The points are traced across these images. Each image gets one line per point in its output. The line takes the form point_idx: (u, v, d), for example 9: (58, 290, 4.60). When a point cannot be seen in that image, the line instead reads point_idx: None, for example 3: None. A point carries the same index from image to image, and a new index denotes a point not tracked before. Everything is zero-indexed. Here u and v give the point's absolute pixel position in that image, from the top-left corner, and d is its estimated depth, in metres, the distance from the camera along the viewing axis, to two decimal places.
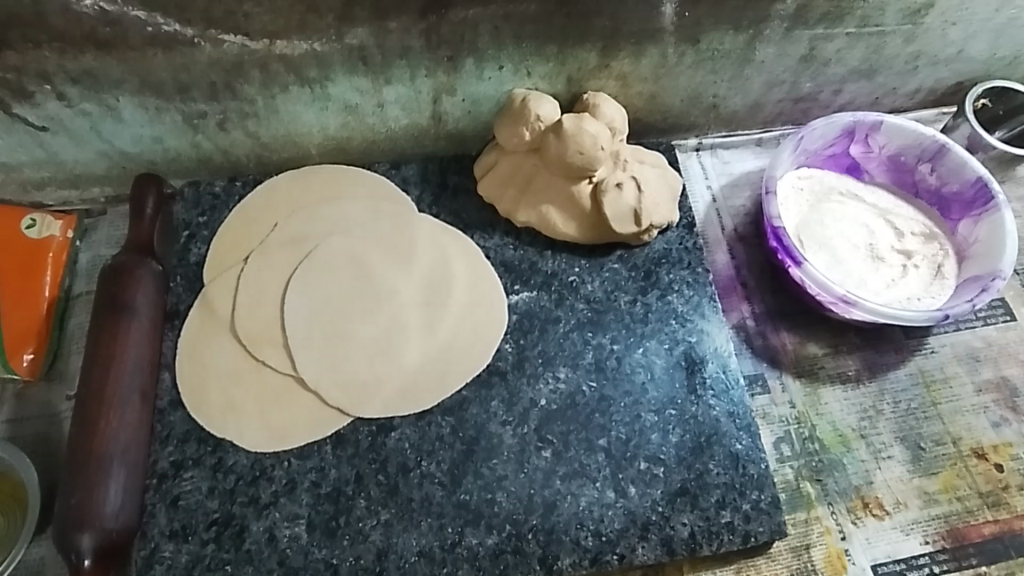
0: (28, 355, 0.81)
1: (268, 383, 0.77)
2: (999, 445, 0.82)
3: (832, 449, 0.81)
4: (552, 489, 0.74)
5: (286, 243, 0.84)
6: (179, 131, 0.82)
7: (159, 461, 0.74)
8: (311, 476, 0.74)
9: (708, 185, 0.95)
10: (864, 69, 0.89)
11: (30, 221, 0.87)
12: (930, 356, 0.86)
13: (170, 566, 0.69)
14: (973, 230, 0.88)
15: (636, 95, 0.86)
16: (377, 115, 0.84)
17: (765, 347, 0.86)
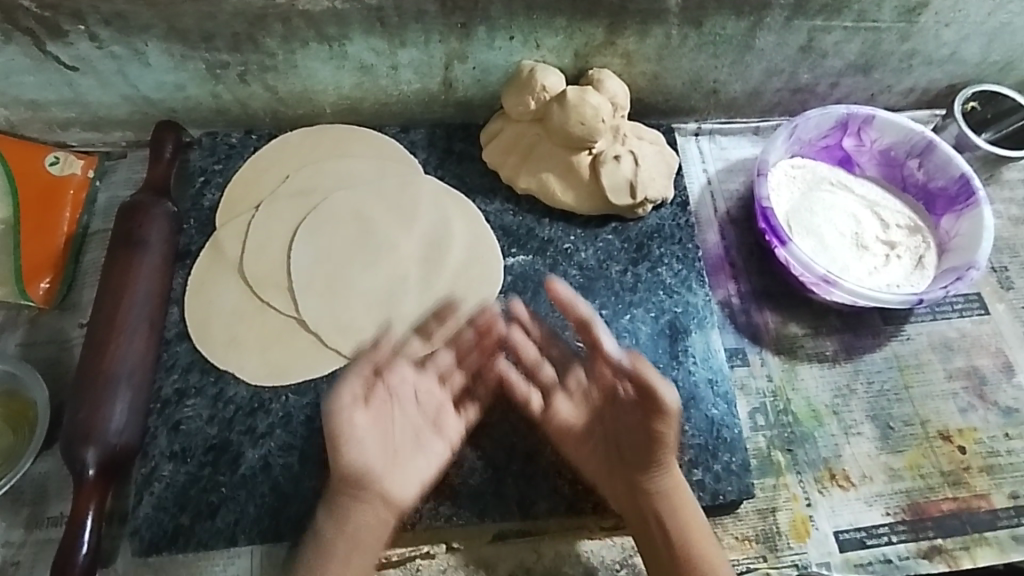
0: (45, 283, 0.86)
1: (270, 323, 0.81)
2: (965, 430, 0.85)
3: (804, 423, 0.84)
4: (534, 439, 0.78)
5: (295, 194, 0.87)
6: (201, 80, 0.86)
7: (163, 387, 0.78)
8: (306, 411, 0.77)
9: (704, 168, 0.99)
10: (860, 64, 0.92)
11: (54, 159, 0.91)
12: (906, 342, 0.90)
13: (167, 485, 0.73)
14: (955, 224, 0.92)
15: (639, 74, 0.90)
16: (390, 77, 0.88)
17: (748, 324, 0.89)
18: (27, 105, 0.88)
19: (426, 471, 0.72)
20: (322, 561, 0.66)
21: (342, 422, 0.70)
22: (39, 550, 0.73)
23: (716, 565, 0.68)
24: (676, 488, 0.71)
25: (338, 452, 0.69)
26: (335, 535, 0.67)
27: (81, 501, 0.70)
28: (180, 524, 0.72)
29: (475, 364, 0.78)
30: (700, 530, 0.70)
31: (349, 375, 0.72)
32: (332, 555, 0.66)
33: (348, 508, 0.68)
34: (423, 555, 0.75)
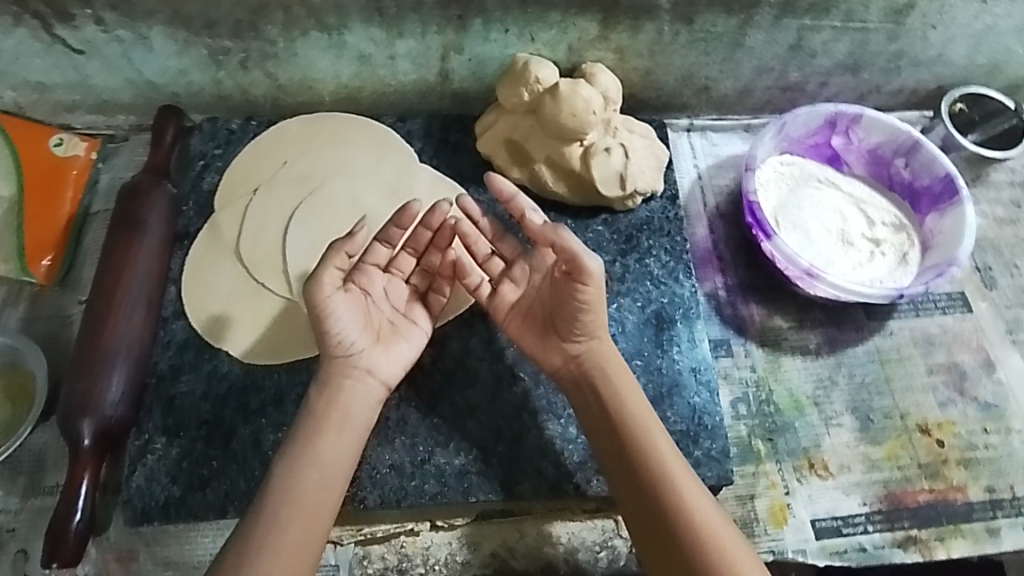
0: (46, 261, 0.88)
1: (265, 303, 0.83)
2: (944, 423, 0.87)
3: (786, 412, 0.86)
4: (520, 421, 0.79)
5: (292, 179, 0.89)
6: (203, 66, 0.88)
7: (159, 363, 0.80)
8: (297, 389, 0.79)
9: (695, 163, 1.00)
10: (848, 64, 0.94)
11: (58, 140, 0.93)
12: (889, 337, 0.92)
13: (160, 457, 0.75)
14: (938, 223, 0.93)
15: (632, 70, 0.92)
16: (388, 67, 0.90)
17: (733, 316, 0.91)
18: (34, 87, 0.90)
19: (410, 355, 0.77)
20: (316, 432, 0.70)
21: (325, 304, 0.71)
22: (35, 518, 0.76)
23: (662, 440, 0.72)
24: (619, 371, 0.75)
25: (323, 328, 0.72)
26: (324, 407, 0.72)
27: (77, 470, 0.72)
28: (172, 495, 0.74)
29: (435, 258, 0.80)
30: (644, 411, 0.73)
31: (325, 262, 0.72)
32: (321, 429, 0.71)
33: (337, 382, 0.73)
34: (407, 532, 0.78)
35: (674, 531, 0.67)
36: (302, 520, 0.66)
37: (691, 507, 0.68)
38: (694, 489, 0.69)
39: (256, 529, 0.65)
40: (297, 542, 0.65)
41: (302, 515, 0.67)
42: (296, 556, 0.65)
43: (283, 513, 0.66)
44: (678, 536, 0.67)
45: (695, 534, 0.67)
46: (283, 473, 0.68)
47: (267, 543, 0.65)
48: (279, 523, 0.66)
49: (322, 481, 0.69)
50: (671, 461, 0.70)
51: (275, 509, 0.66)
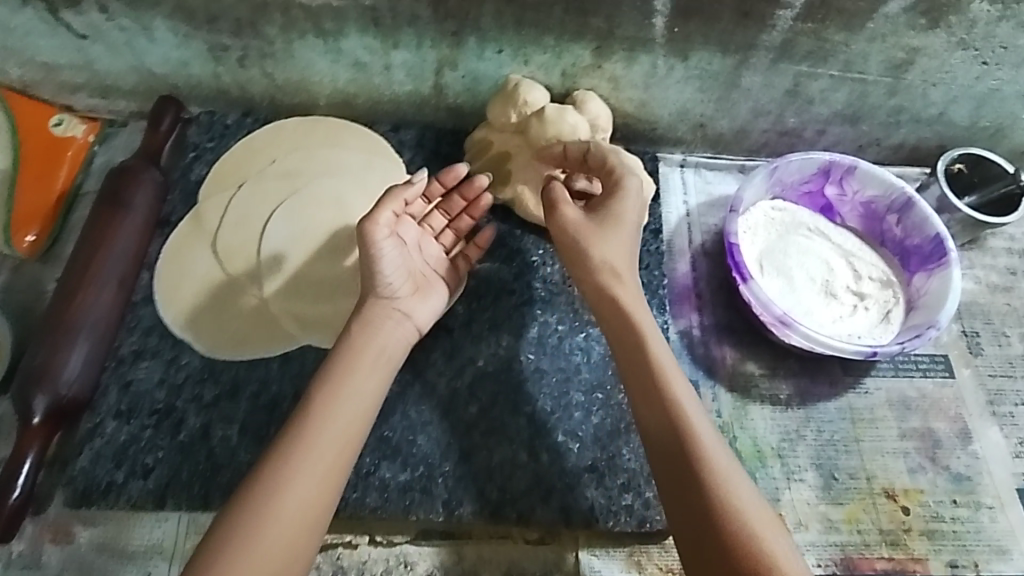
0: (31, 235, 0.89)
1: (234, 297, 0.83)
2: (911, 490, 0.84)
3: (747, 462, 0.84)
4: (470, 441, 0.78)
5: (279, 177, 0.90)
6: (203, 60, 0.90)
7: (122, 346, 0.80)
8: (253, 386, 0.79)
9: (685, 200, 0.99)
10: (847, 114, 0.93)
11: (59, 120, 0.96)
12: (863, 395, 0.89)
13: (108, 441, 0.75)
14: (925, 283, 0.91)
15: (626, 100, 0.92)
16: (383, 76, 0.91)
17: (705, 356, 0.90)
18: (40, 66, 0.93)
19: (440, 305, 0.80)
20: (349, 368, 0.70)
21: (375, 242, 0.73)
22: None
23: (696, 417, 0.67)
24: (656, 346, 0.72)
25: (370, 268, 0.74)
26: (356, 343, 0.72)
27: (23, 443, 0.72)
28: (115, 480, 0.74)
29: (465, 224, 0.86)
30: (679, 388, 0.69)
31: (381, 205, 0.74)
32: (356, 364, 0.71)
33: (372, 319, 0.74)
34: (345, 544, 0.76)
35: (706, 510, 0.62)
36: (331, 451, 0.65)
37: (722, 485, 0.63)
38: (729, 469, 0.65)
39: (288, 455, 0.64)
40: (325, 472, 0.64)
41: (331, 448, 0.65)
42: (323, 487, 0.64)
43: (314, 442, 0.65)
44: (711, 516, 0.62)
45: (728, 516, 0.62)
46: (317, 404, 0.67)
47: (297, 468, 0.63)
48: (307, 450, 0.64)
49: (353, 415, 0.68)
50: (705, 441, 0.66)
51: (308, 437, 0.65)
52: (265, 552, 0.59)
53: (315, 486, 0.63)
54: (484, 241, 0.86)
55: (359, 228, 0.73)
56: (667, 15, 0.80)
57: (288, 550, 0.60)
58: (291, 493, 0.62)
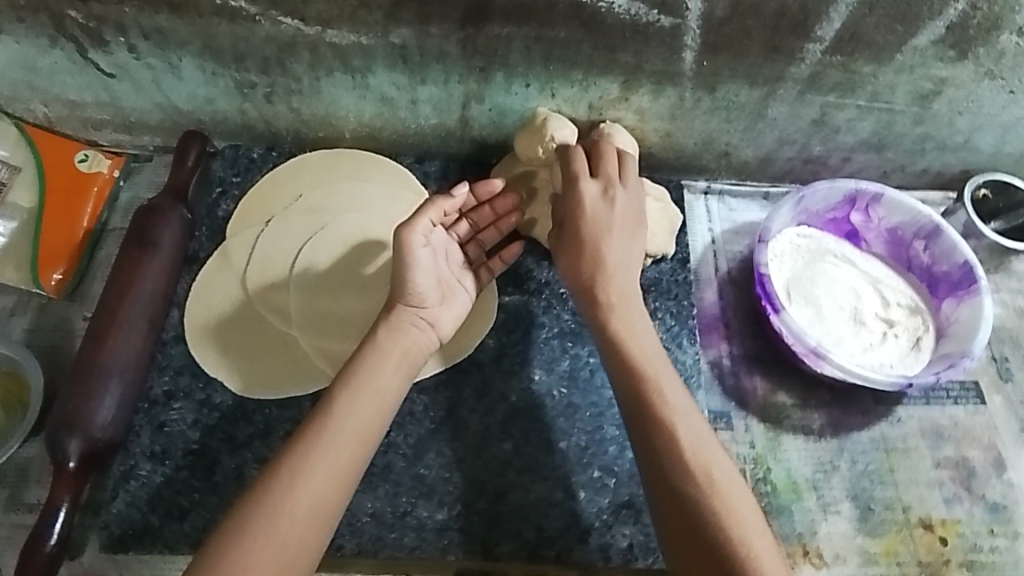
0: (57, 274, 0.89)
1: (265, 335, 0.83)
2: (947, 521, 0.84)
3: (782, 495, 0.83)
4: (505, 479, 0.78)
5: (306, 211, 0.90)
6: (230, 96, 0.90)
7: (153, 387, 0.80)
8: (286, 426, 0.79)
9: (710, 228, 0.99)
10: (873, 142, 0.93)
11: (83, 156, 0.95)
12: (896, 425, 0.89)
13: (143, 484, 0.75)
14: (955, 310, 0.91)
15: (652, 131, 0.92)
16: (409, 110, 0.91)
17: (736, 387, 0.89)
18: (65, 103, 0.92)
19: (462, 313, 0.80)
20: (372, 366, 0.70)
21: (411, 248, 0.73)
22: (13, 534, 0.75)
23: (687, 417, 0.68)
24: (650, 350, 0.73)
25: (403, 275, 0.74)
26: (379, 341, 0.72)
27: (58, 489, 0.72)
28: (150, 524, 0.73)
29: (491, 236, 0.85)
30: (671, 389, 0.70)
31: (421, 211, 0.75)
32: (381, 362, 0.71)
33: (396, 323, 0.74)
34: None
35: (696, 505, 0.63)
36: (350, 443, 0.65)
37: (712, 481, 0.64)
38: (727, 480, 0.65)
39: (310, 446, 0.64)
40: (344, 466, 0.64)
41: (351, 441, 0.65)
42: (340, 480, 0.64)
43: (334, 434, 0.65)
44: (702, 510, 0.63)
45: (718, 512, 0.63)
46: (341, 396, 0.67)
47: (316, 461, 0.63)
48: (328, 442, 0.64)
49: (373, 409, 0.68)
50: (697, 438, 0.67)
51: (331, 429, 0.65)
52: (277, 541, 0.59)
53: (333, 479, 0.63)
54: (509, 255, 0.86)
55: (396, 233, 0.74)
56: (696, 49, 0.81)
57: (301, 541, 0.60)
58: (309, 484, 0.62)
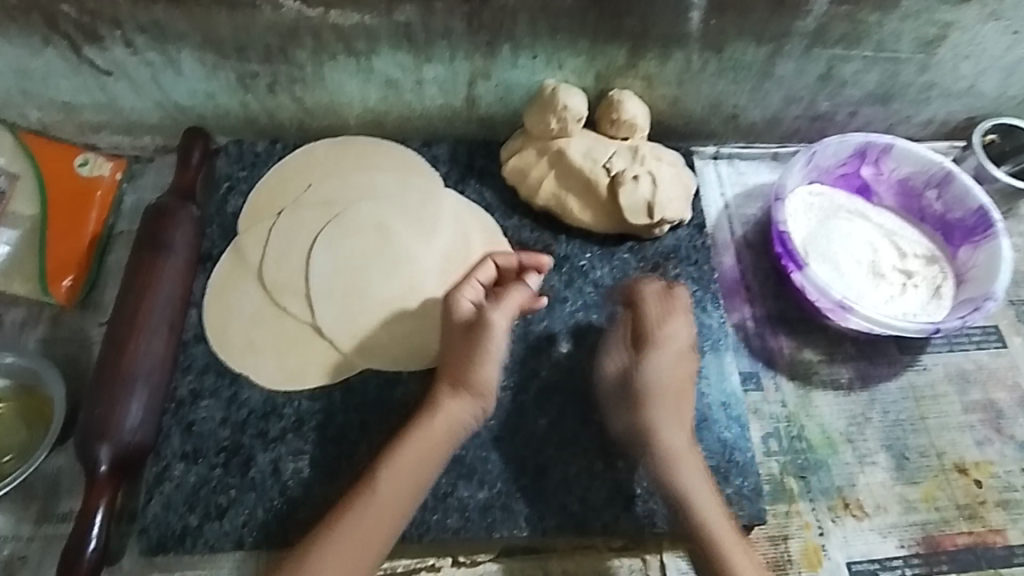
0: (67, 281, 0.87)
1: (288, 328, 0.81)
2: (981, 463, 0.84)
3: (818, 450, 0.83)
4: (544, 454, 0.77)
5: (318, 202, 0.88)
6: (231, 89, 0.88)
7: (179, 387, 0.78)
8: (318, 417, 0.78)
9: (721, 192, 0.99)
10: (879, 94, 0.94)
11: (83, 161, 0.93)
12: (923, 373, 0.89)
13: (178, 485, 0.74)
14: (972, 256, 0.92)
15: (660, 97, 0.92)
16: (415, 92, 0.90)
17: (762, 348, 0.89)
18: (61, 107, 0.90)
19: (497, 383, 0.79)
20: (410, 455, 0.70)
21: (501, 333, 0.74)
22: (47, 546, 0.74)
23: (690, 472, 0.72)
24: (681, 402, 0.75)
25: (485, 361, 0.73)
26: (419, 428, 0.71)
27: (92, 497, 0.70)
28: (189, 525, 0.72)
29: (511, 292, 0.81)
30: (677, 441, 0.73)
31: (511, 297, 0.76)
32: (426, 439, 0.71)
33: (452, 405, 0.73)
34: (429, 567, 0.75)
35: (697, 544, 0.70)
36: (375, 525, 0.67)
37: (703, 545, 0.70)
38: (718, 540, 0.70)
39: (331, 530, 0.66)
40: (358, 547, 0.66)
41: (374, 519, 0.67)
42: (350, 559, 0.65)
43: (359, 514, 0.67)
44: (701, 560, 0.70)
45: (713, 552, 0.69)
46: (383, 478, 0.69)
47: (336, 544, 0.65)
48: (352, 522, 0.66)
49: (399, 490, 0.68)
50: (695, 492, 0.71)
51: (358, 510, 0.67)
52: None
53: (345, 557, 0.65)
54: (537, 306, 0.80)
55: (485, 316, 0.74)
56: (703, 8, 0.80)
57: None
58: (324, 566, 0.64)
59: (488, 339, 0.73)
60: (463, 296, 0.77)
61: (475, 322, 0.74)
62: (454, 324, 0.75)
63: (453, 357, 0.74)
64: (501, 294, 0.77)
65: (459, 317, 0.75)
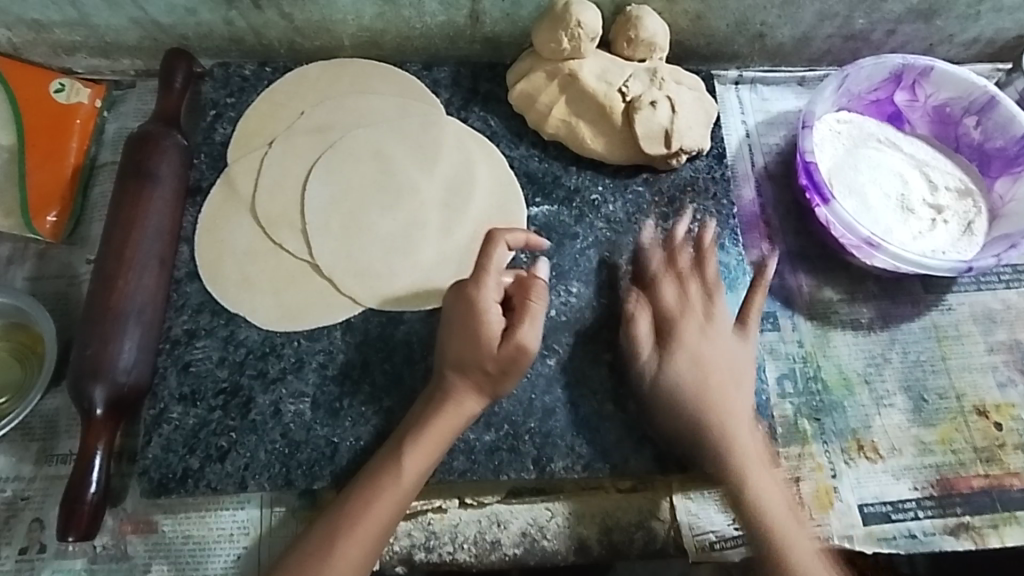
0: (52, 216, 0.82)
1: (283, 265, 0.77)
2: (1002, 405, 0.82)
3: (834, 391, 0.81)
4: (552, 396, 0.75)
5: (312, 130, 0.82)
6: (213, 5, 0.80)
7: (173, 327, 0.75)
8: (319, 357, 0.75)
9: (743, 119, 0.92)
10: (922, 10, 0.87)
11: (59, 86, 0.87)
12: (947, 312, 0.86)
13: (177, 427, 0.72)
14: (1010, 189, 0.87)
15: (682, 13, 0.84)
16: (414, 8, 0.82)
17: (781, 287, 0.85)
18: (30, 25, 0.83)
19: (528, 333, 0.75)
20: (430, 441, 0.68)
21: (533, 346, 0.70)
22: (49, 486, 0.73)
23: (750, 456, 0.72)
24: (717, 407, 0.72)
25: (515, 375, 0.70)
26: (440, 416, 0.69)
27: (91, 438, 0.69)
28: (190, 467, 0.71)
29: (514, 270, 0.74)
30: (741, 405, 0.73)
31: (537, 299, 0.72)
32: (429, 432, 0.68)
33: (461, 402, 0.70)
34: (435, 508, 0.73)
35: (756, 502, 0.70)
36: (394, 513, 0.66)
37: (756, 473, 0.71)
38: (757, 461, 0.72)
39: (356, 516, 0.65)
40: (378, 531, 0.65)
41: (392, 507, 0.66)
42: (372, 546, 0.65)
43: (381, 503, 0.65)
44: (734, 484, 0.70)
45: (756, 511, 0.69)
46: (407, 466, 0.67)
47: (359, 533, 0.64)
48: (375, 512, 0.65)
49: (420, 476, 0.67)
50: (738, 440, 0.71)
51: (382, 500, 0.65)
52: None
53: (366, 546, 0.64)
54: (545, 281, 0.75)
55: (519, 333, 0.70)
56: None
57: None
58: (349, 556, 0.64)
59: (524, 363, 0.70)
60: (490, 305, 0.70)
61: (511, 345, 0.69)
62: (483, 339, 0.69)
63: (480, 371, 0.69)
64: (528, 304, 0.71)
65: (490, 333, 0.70)
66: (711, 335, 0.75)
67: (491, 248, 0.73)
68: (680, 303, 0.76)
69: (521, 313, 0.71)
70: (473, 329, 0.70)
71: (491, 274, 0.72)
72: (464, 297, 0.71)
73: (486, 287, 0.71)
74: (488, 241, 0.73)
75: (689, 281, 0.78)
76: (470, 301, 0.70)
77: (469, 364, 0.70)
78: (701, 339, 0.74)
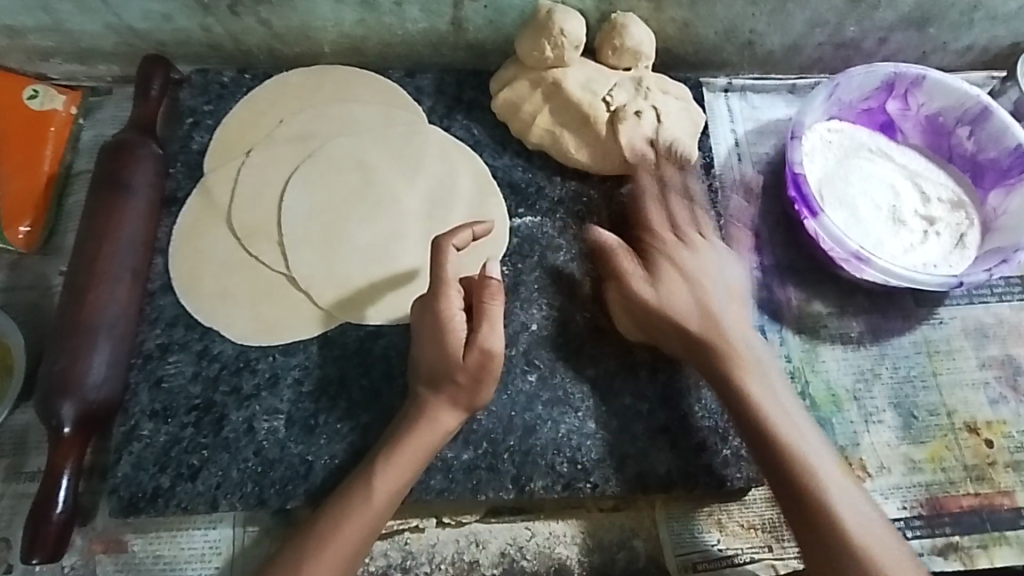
0: (24, 227, 0.80)
1: (259, 277, 0.76)
2: (993, 422, 0.80)
3: (822, 408, 0.79)
4: (533, 413, 0.73)
5: (292, 139, 0.81)
6: (190, 11, 0.79)
7: (146, 341, 0.74)
8: (295, 373, 0.73)
9: (732, 128, 0.91)
10: (915, 18, 0.85)
11: (33, 92, 0.85)
12: (938, 327, 0.84)
13: (148, 444, 0.70)
14: (1003, 201, 0.85)
15: (669, 21, 0.82)
16: (395, 15, 0.80)
17: (769, 300, 0.83)
18: (4, 31, 0.81)
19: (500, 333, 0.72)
20: (403, 460, 0.66)
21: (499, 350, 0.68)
22: (17, 504, 0.71)
23: (781, 416, 0.68)
24: (747, 342, 0.71)
25: (488, 382, 0.68)
26: (414, 433, 0.67)
27: (58, 457, 0.67)
28: (160, 485, 0.69)
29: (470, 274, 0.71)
30: (746, 352, 0.71)
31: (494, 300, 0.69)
32: (402, 450, 0.67)
33: (435, 417, 0.68)
34: (412, 528, 0.72)
35: (792, 480, 0.65)
36: (366, 536, 0.64)
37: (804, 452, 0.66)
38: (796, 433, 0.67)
39: (325, 539, 0.63)
40: (347, 555, 0.63)
41: (364, 530, 0.64)
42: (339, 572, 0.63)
43: (351, 525, 0.64)
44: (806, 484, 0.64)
45: (811, 483, 0.64)
46: (378, 487, 0.65)
47: (327, 559, 0.63)
48: (343, 535, 0.64)
49: (391, 497, 0.66)
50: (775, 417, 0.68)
51: (352, 520, 0.64)
52: None
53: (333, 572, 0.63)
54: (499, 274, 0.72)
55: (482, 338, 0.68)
56: None
57: None
58: None
59: (496, 369, 0.68)
60: (456, 313, 0.68)
61: (477, 354, 0.67)
62: (450, 349, 0.68)
63: (452, 383, 0.68)
64: (487, 306, 0.69)
65: (456, 342, 0.68)
66: (720, 278, 0.75)
67: (440, 255, 0.70)
68: (670, 261, 0.74)
69: (482, 318, 0.68)
70: (441, 339, 0.68)
71: (450, 282, 0.69)
72: (426, 308, 0.69)
73: (446, 296, 0.69)
74: (434, 248, 0.70)
75: (705, 247, 0.76)
76: (432, 309, 0.68)
77: (442, 378, 0.68)
78: (687, 285, 0.73)
